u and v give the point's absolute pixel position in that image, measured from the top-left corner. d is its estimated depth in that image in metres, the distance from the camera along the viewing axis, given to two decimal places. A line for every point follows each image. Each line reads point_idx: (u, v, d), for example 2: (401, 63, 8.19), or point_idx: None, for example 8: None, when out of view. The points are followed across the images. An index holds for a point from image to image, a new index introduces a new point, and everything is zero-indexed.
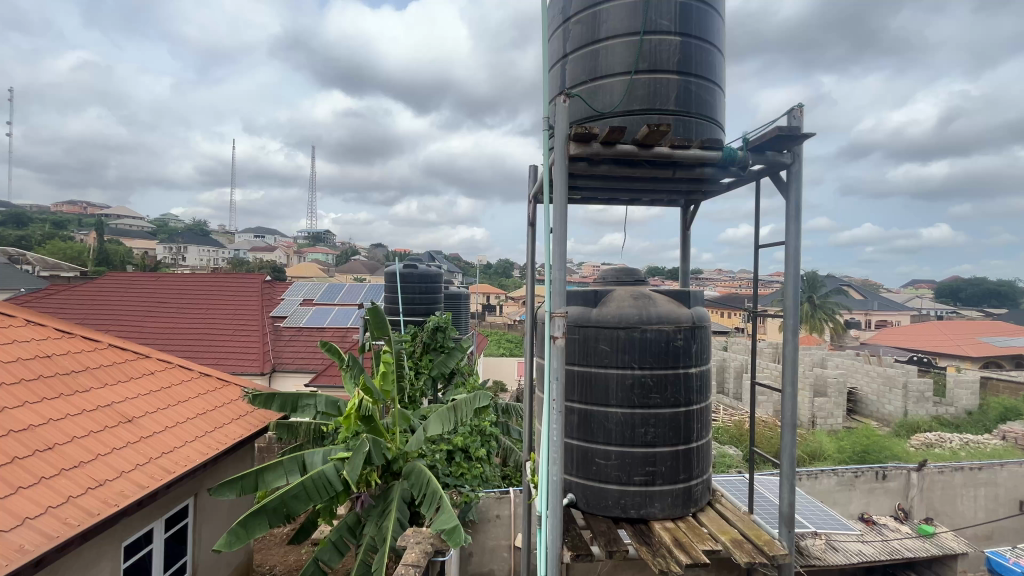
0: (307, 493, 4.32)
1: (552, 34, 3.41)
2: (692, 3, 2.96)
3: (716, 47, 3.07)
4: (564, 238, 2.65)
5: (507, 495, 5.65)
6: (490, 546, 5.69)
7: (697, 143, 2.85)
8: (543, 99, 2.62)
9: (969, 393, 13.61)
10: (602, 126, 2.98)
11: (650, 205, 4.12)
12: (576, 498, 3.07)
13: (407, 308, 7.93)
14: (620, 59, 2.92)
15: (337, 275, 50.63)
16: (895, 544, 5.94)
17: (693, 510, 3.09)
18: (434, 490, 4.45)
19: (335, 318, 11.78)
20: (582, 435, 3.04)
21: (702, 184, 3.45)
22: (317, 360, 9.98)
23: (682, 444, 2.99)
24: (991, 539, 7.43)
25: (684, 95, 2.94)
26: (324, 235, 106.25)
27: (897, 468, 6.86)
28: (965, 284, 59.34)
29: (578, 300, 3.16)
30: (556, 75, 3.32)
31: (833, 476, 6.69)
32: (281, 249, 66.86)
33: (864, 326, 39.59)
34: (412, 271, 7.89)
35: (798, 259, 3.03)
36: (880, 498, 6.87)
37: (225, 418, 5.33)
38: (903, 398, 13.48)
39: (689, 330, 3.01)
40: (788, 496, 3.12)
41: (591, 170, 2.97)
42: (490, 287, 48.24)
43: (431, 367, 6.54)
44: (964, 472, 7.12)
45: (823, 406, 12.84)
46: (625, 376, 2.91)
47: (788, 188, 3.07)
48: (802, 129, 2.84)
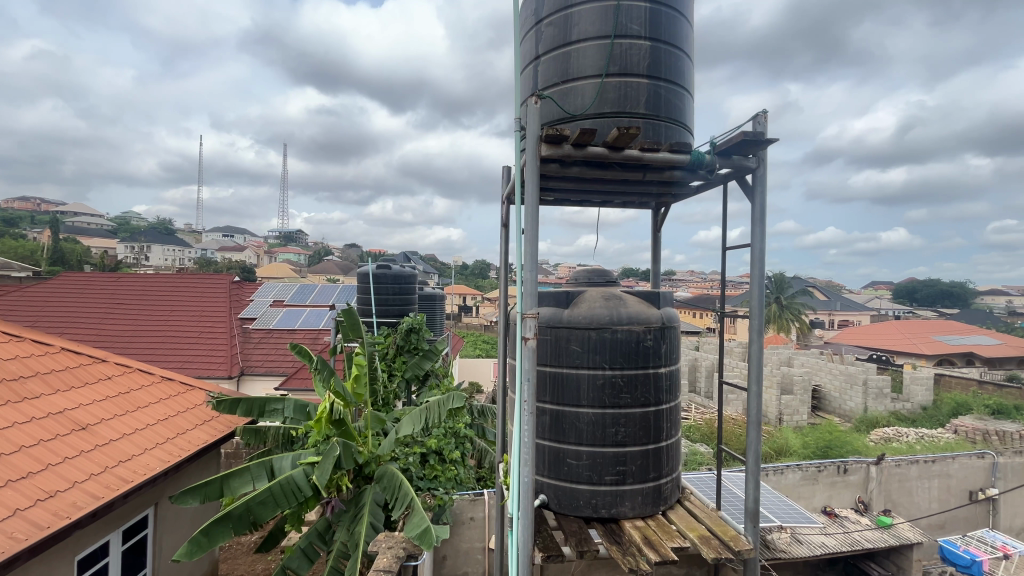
0: (274, 499, 4.20)
1: (525, 36, 3.41)
2: (661, 9, 3.01)
3: (685, 53, 3.13)
4: (535, 238, 2.66)
5: (481, 497, 5.61)
6: (465, 549, 5.65)
7: (666, 147, 2.90)
8: (515, 99, 2.62)
9: (924, 389, 14.27)
10: (574, 127, 3.00)
11: (622, 207, 4.17)
12: (548, 498, 3.08)
13: (381, 309, 7.80)
14: (592, 62, 2.95)
15: (310, 276, 49.64)
16: (856, 535, 6.17)
17: (663, 508, 3.13)
18: (406, 492, 4.42)
19: (306, 319, 11.54)
20: (554, 435, 3.04)
21: (671, 187, 3.51)
22: (287, 363, 9.74)
23: (652, 443, 3.03)
24: (945, 528, 7.79)
25: (654, 98, 2.98)
26: (296, 234, 104.03)
27: (857, 462, 7.14)
28: (920, 286, 62.32)
29: (550, 301, 3.17)
30: (529, 76, 3.32)
31: (798, 471, 6.90)
32: (250, 248, 65.04)
33: (828, 326, 41.15)
34: (385, 272, 7.77)
35: (763, 261, 3.11)
36: (841, 492, 7.13)
37: (188, 423, 5.14)
38: (863, 394, 14.05)
39: (658, 330, 3.05)
40: (753, 493, 3.20)
41: (563, 172, 2.98)
42: (466, 287, 48.14)
43: (405, 369, 6.46)
44: (919, 465, 7.45)
45: (789, 404, 13.24)
46: (596, 376, 2.93)
47: (754, 192, 3.15)
48: (766, 135, 2.91)
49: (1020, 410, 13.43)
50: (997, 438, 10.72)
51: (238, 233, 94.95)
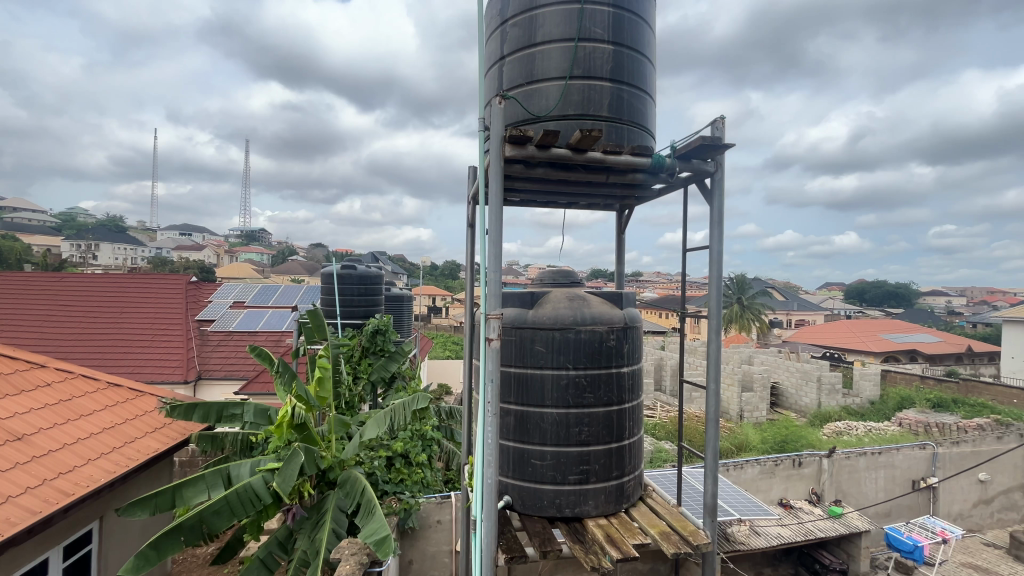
0: (230, 508, 4.01)
1: (491, 36, 3.40)
2: (624, 14, 3.06)
3: (647, 58, 3.19)
4: (499, 238, 2.66)
5: (448, 500, 5.56)
6: (431, 552, 5.58)
7: (628, 150, 2.94)
8: (479, 99, 2.61)
9: (872, 384, 15.06)
10: (538, 129, 3.02)
11: (587, 209, 4.22)
12: (512, 499, 3.07)
13: (345, 310, 7.62)
14: (556, 64, 2.97)
15: (273, 276, 48.10)
16: (809, 525, 6.46)
17: (625, 505, 3.18)
18: (368, 498, 4.30)
19: (269, 321, 11.17)
20: (518, 436, 3.04)
21: (634, 189, 3.58)
22: (247, 366, 9.38)
23: (615, 442, 3.07)
24: (890, 515, 8.22)
25: (617, 102, 3.02)
26: (258, 233, 100.53)
27: (811, 455, 7.46)
28: (869, 287, 65.80)
29: (515, 302, 3.16)
30: (494, 77, 3.32)
31: (757, 465, 7.15)
32: (208, 247, 62.35)
33: (785, 325, 42.95)
34: (350, 272, 7.59)
35: (721, 263, 3.21)
36: (796, 484, 7.43)
37: (137, 431, 4.87)
38: (818, 390, 14.69)
39: (621, 330, 3.09)
40: (711, 488, 3.28)
41: (528, 173, 2.99)
42: (435, 288, 47.72)
43: (370, 372, 6.34)
44: (866, 457, 7.85)
45: (750, 401, 13.70)
46: (560, 376, 2.95)
47: (712, 195, 3.24)
48: (724, 140, 3.00)
49: (956, 403, 14.36)
50: (937, 429, 11.41)
51: (196, 232, 91.09)
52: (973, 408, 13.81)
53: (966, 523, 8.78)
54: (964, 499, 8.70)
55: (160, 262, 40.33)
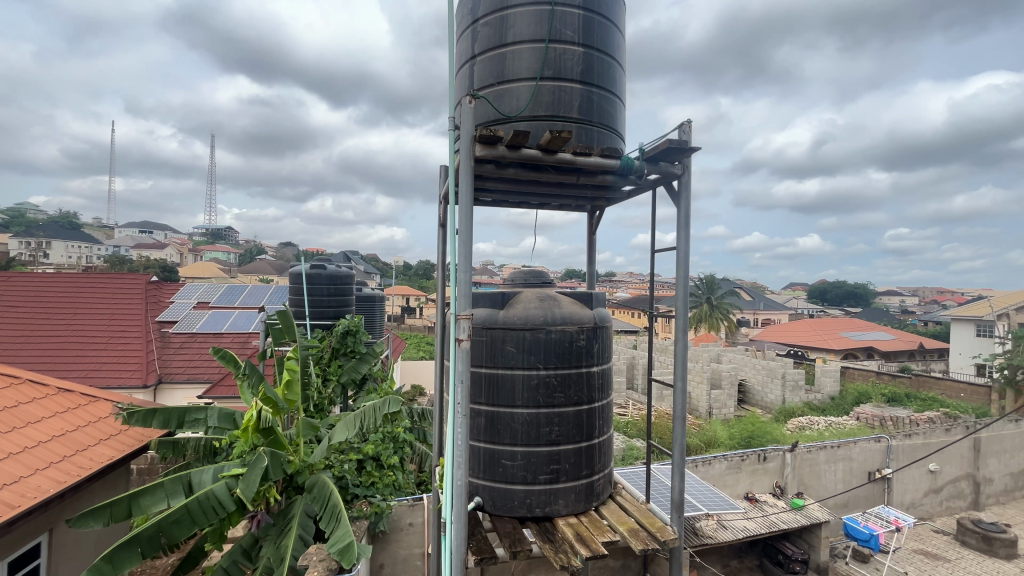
0: (190, 517, 3.86)
1: (462, 34, 3.38)
2: (594, 16, 3.09)
3: (617, 61, 3.23)
4: (470, 239, 2.64)
5: (419, 502, 5.49)
6: (403, 556, 5.51)
7: (597, 151, 2.97)
8: (449, 99, 2.59)
9: (832, 380, 15.70)
10: (509, 129, 3.01)
11: (558, 210, 4.24)
12: (483, 500, 3.07)
13: (315, 311, 7.43)
14: (527, 64, 2.98)
15: (239, 276, 46.60)
16: (773, 518, 6.67)
17: (595, 504, 3.21)
18: (335, 504, 4.20)
19: (235, 322, 10.80)
20: (489, 437, 3.03)
21: (605, 191, 3.62)
22: (212, 369, 9.07)
23: (585, 441, 3.09)
24: (847, 506, 8.56)
25: (587, 104, 3.05)
26: (224, 231, 97.19)
27: (775, 449, 7.72)
28: (830, 287, 68.55)
29: (485, 302, 3.14)
30: (465, 76, 3.30)
31: (724, 461, 7.34)
32: (170, 245, 59.90)
33: (752, 323, 44.36)
34: (320, 273, 7.42)
35: (688, 263, 3.28)
36: (761, 478, 7.66)
37: (90, 439, 4.64)
38: (782, 386, 15.21)
39: (591, 330, 3.12)
40: (678, 485, 3.35)
41: (499, 173, 2.99)
42: (409, 288, 47.20)
43: (340, 373, 6.21)
44: (826, 450, 8.17)
45: (718, 398, 14.06)
46: (530, 376, 2.95)
47: (680, 197, 3.31)
48: (690, 143, 3.07)
49: (909, 397, 15.10)
50: (891, 423, 11.97)
51: (157, 230, 87.37)
52: (924, 402, 14.56)
53: (917, 512, 9.24)
54: (915, 488, 9.16)
55: (119, 261, 38.54)
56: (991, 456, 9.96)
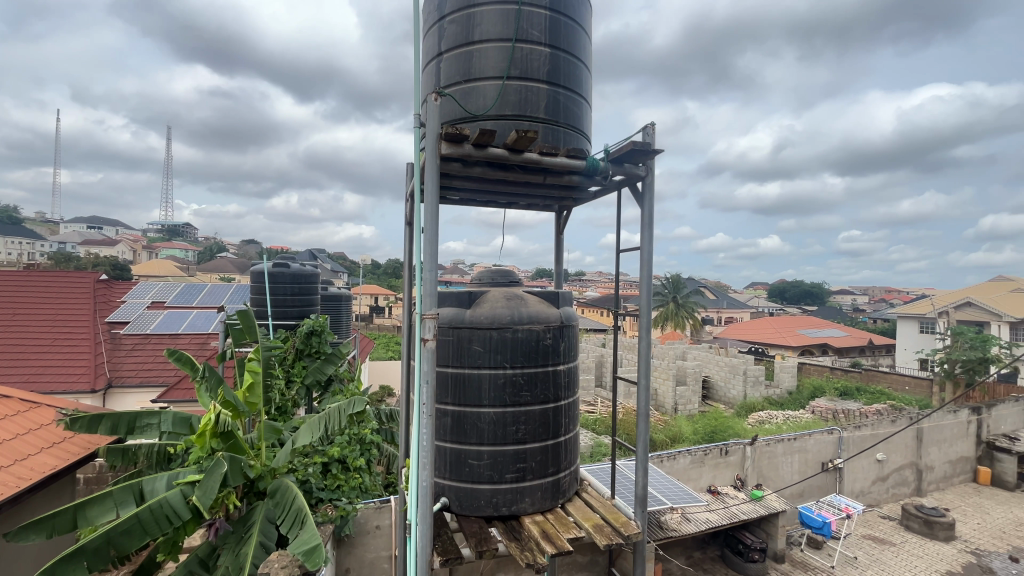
0: (142, 526, 3.66)
1: (429, 30, 3.35)
2: (560, 18, 3.11)
3: (583, 62, 3.26)
4: (436, 238, 2.62)
5: (387, 504, 5.41)
6: (370, 559, 5.42)
7: (563, 152, 3.00)
8: (415, 95, 2.57)
9: (790, 376, 16.39)
10: (475, 127, 3.00)
11: (526, 209, 4.26)
12: (449, 501, 3.05)
13: (277, 310, 7.20)
14: (493, 63, 2.97)
15: (197, 275, 44.66)
16: (734, 509, 6.90)
17: (561, 501, 3.24)
18: (298, 508, 4.09)
19: (193, 322, 10.34)
20: (455, 437, 3.01)
21: (572, 191, 3.66)
22: (167, 372, 8.67)
23: (551, 439, 3.11)
24: (803, 496, 8.94)
25: (553, 104, 3.07)
26: (180, 227, 92.87)
27: (736, 443, 7.99)
28: (788, 286, 71.46)
29: (451, 301, 3.12)
30: (431, 73, 3.26)
31: (688, 455, 7.54)
32: (121, 241, 56.81)
33: (716, 322, 45.72)
34: (282, 271, 7.19)
35: (652, 262, 3.35)
36: (723, 471, 7.92)
37: (31, 447, 4.35)
38: (744, 382, 15.75)
39: (557, 329, 3.14)
40: (642, 480, 3.43)
41: (466, 172, 2.98)
42: (378, 287, 46.35)
43: (304, 375, 6.05)
44: (784, 443, 8.52)
45: (683, 395, 14.44)
46: (496, 375, 2.95)
47: (644, 198, 3.38)
48: (653, 145, 3.13)
49: (860, 391, 15.93)
50: (843, 415, 12.60)
51: (108, 226, 82.83)
52: (873, 395, 15.38)
53: (867, 499, 9.75)
54: (864, 477, 9.67)
55: (65, 258, 36.34)
56: (932, 445, 10.63)
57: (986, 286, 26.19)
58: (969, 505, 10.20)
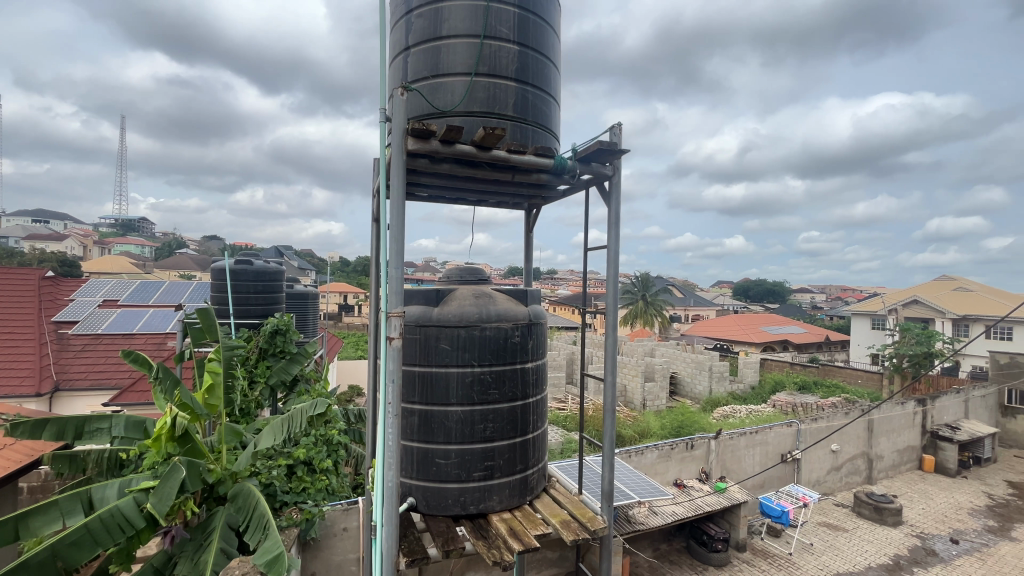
0: (92, 537, 3.47)
1: (396, 23, 3.29)
2: (529, 16, 3.11)
3: (551, 61, 3.27)
4: (402, 235, 2.58)
5: (354, 505, 5.31)
6: (337, 561, 5.32)
7: (531, 150, 3.00)
8: (381, 90, 2.52)
9: (753, 371, 16.98)
10: (442, 124, 2.97)
11: (496, 207, 4.25)
12: (416, 501, 3.02)
13: (239, 309, 6.95)
14: (461, 59, 2.95)
15: (154, 272, 42.61)
16: (699, 501, 7.10)
17: (529, 498, 3.25)
18: (261, 513, 3.96)
19: (148, 321, 9.86)
20: (422, 436, 2.99)
21: (541, 189, 3.68)
22: (121, 374, 8.25)
23: (519, 436, 3.12)
24: (764, 487, 9.27)
25: (521, 102, 3.06)
26: (135, 221, 88.40)
27: (701, 437, 8.22)
28: (752, 285, 73.98)
29: (419, 299, 3.07)
30: (398, 67, 3.21)
31: (655, 451, 7.70)
32: (70, 236, 53.66)
33: (683, 319, 46.87)
34: (245, 268, 6.95)
35: (618, 261, 3.40)
36: (689, 464, 8.14)
37: None
38: (710, 378, 16.20)
39: (525, 327, 3.14)
40: (608, 476, 3.48)
41: (433, 168, 2.94)
42: (347, 285, 45.39)
43: (268, 375, 5.85)
44: (746, 436, 8.82)
45: (651, 391, 14.72)
46: (464, 374, 2.94)
47: (611, 197, 3.42)
48: (620, 145, 3.17)
49: (817, 385, 16.65)
50: (802, 408, 13.15)
51: (55, 219, 78.13)
52: (828, 389, 16.12)
53: (822, 488, 10.20)
54: (820, 467, 10.11)
55: (6, 253, 34.00)
56: (881, 435, 11.21)
57: (932, 285, 27.80)
58: (914, 491, 10.82)
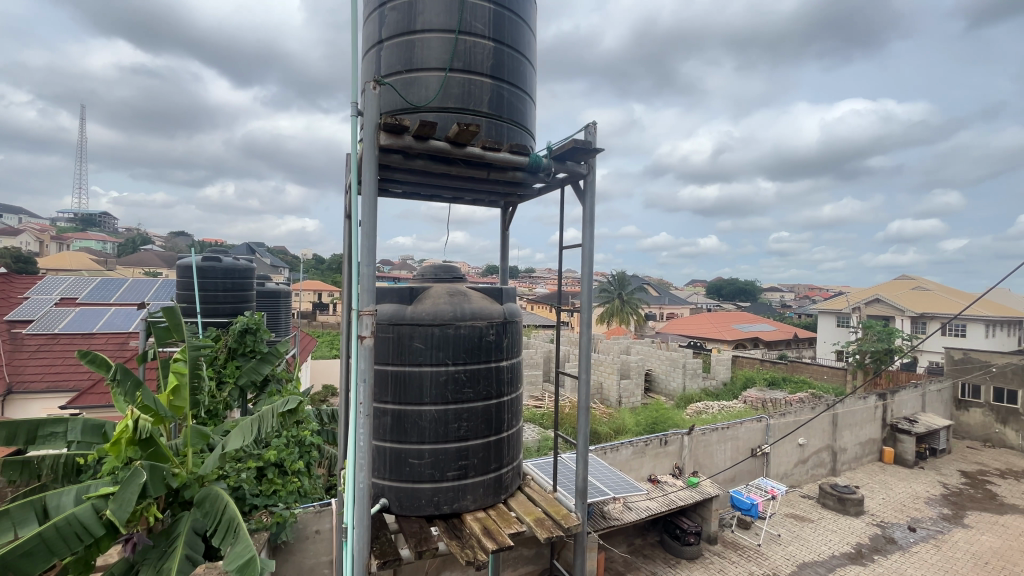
0: (47, 547, 3.29)
1: (369, 16, 3.22)
2: (504, 13, 3.09)
3: (527, 59, 3.26)
4: (374, 232, 2.53)
5: (328, 507, 5.22)
6: (309, 565, 5.21)
7: (506, 147, 2.99)
8: (352, 84, 2.47)
9: (725, 368, 17.42)
10: (416, 119, 2.92)
11: (472, 204, 4.23)
12: (389, 502, 2.98)
13: (207, 308, 6.73)
14: (436, 54, 2.91)
15: (117, 268, 40.98)
16: (672, 496, 7.22)
17: (504, 497, 3.24)
18: (230, 516, 3.84)
19: (110, 321, 9.46)
20: (395, 436, 2.94)
21: (516, 187, 3.67)
22: (80, 376, 7.88)
23: (493, 434, 3.10)
24: (735, 480, 9.50)
25: (497, 99, 3.05)
26: (96, 216, 84.67)
27: (675, 434, 8.37)
28: (724, 284, 75.76)
29: (392, 297, 3.03)
30: (372, 60, 3.14)
31: (630, 447, 7.81)
32: (26, 230, 51.06)
33: (658, 317, 47.67)
34: (213, 266, 6.73)
35: (593, 259, 3.42)
36: (663, 460, 8.27)
37: None
38: (683, 375, 16.52)
39: (500, 325, 3.13)
40: (582, 473, 3.51)
41: (407, 164, 2.89)
42: (322, 283, 44.52)
43: (237, 376, 5.67)
44: (718, 431, 9.03)
45: (627, 388, 14.92)
46: (438, 373, 2.91)
47: (585, 196, 3.44)
48: (594, 145, 3.20)
49: (785, 381, 17.17)
50: (771, 404, 13.53)
51: (9, 213, 74.22)
52: (796, 384, 16.66)
53: (790, 480, 10.53)
54: (788, 460, 10.43)
55: None
56: (845, 429, 11.65)
57: (892, 284, 28.96)
58: (875, 482, 11.28)
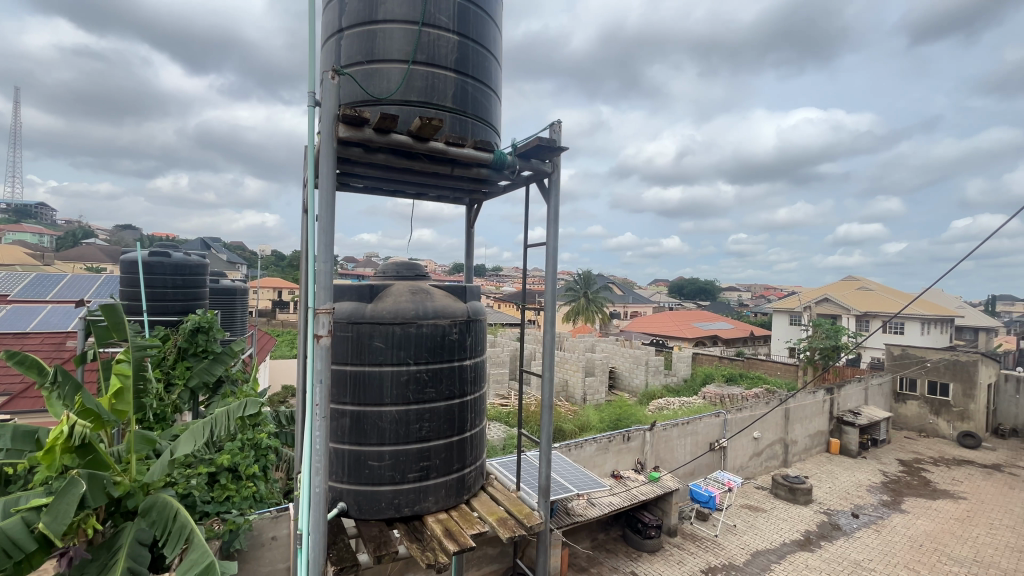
0: None
1: (329, 4, 3.11)
2: (469, 6, 3.05)
3: (492, 54, 3.23)
4: (332, 226, 2.43)
5: (285, 512, 5.03)
6: (264, 572, 5.02)
7: (470, 143, 2.94)
8: (310, 72, 2.37)
9: (685, 365, 17.92)
10: (377, 112, 2.84)
11: (436, 201, 4.16)
12: (347, 506, 2.89)
13: (154, 305, 6.35)
14: (399, 45, 2.84)
15: (56, 264, 38.25)
16: (634, 490, 7.38)
17: (466, 497, 3.20)
18: (183, 523, 3.64)
19: (45, 321, 8.80)
20: (354, 438, 2.86)
21: (481, 184, 3.64)
22: (10, 379, 7.29)
23: (456, 434, 3.06)
24: (694, 474, 9.80)
25: (461, 94, 3.00)
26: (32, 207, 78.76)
27: (638, 429, 8.54)
28: (685, 283, 78.13)
29: (352, 295, 2.93)
30: (331, 49, 3.03)
31: (594, 443, 7.92)
32: None
33: (623, 316, 48.64)
34: (160, 261, 6.36)
35: (556, 258, 3.42)
36: (626, 455, 8.43)
37: None
38: (646, 372, 16.90)
39: (464, 324, 3.08)
40: (545, 471, 3.52)
41: (368, 158, 2.82)
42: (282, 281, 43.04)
43: (188, 377, 5.38)
44: (678, 427, 9.29)
45: (591, 385, 15.11)
46: (400, 372, 2.84)
47: (550, 194, 3.44)
48: (559, 143, 3.20)
49: (742, 376, 17.85)
50: (728, 399, 14.03)
51: None
52: (752, 380, 17.35)
53: (745, 473, 10.95)
54: (743, 453, 10.84)
55: None
56: (796, 422, 12.23)
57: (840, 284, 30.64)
58: (822, 471, 11.90)
